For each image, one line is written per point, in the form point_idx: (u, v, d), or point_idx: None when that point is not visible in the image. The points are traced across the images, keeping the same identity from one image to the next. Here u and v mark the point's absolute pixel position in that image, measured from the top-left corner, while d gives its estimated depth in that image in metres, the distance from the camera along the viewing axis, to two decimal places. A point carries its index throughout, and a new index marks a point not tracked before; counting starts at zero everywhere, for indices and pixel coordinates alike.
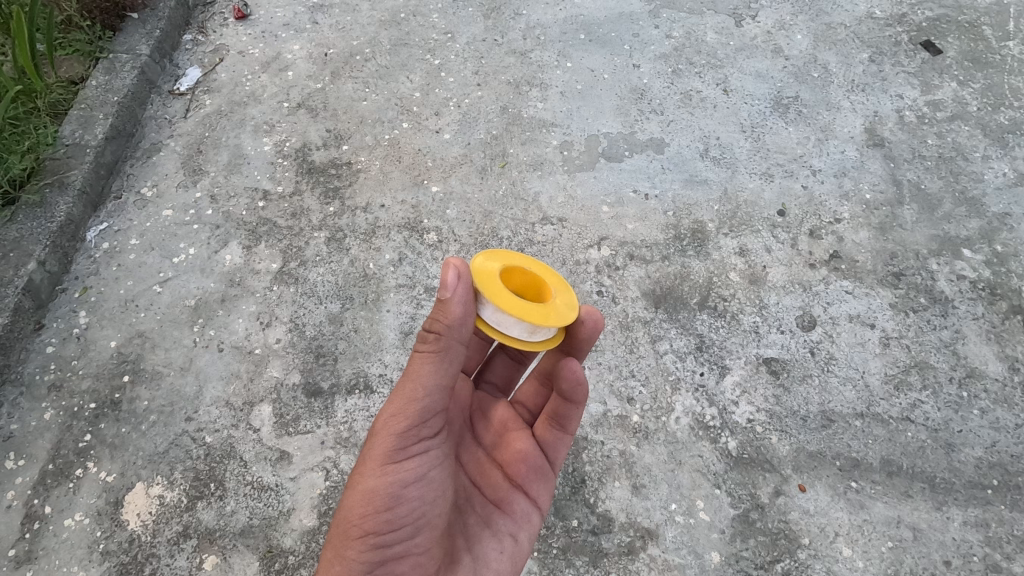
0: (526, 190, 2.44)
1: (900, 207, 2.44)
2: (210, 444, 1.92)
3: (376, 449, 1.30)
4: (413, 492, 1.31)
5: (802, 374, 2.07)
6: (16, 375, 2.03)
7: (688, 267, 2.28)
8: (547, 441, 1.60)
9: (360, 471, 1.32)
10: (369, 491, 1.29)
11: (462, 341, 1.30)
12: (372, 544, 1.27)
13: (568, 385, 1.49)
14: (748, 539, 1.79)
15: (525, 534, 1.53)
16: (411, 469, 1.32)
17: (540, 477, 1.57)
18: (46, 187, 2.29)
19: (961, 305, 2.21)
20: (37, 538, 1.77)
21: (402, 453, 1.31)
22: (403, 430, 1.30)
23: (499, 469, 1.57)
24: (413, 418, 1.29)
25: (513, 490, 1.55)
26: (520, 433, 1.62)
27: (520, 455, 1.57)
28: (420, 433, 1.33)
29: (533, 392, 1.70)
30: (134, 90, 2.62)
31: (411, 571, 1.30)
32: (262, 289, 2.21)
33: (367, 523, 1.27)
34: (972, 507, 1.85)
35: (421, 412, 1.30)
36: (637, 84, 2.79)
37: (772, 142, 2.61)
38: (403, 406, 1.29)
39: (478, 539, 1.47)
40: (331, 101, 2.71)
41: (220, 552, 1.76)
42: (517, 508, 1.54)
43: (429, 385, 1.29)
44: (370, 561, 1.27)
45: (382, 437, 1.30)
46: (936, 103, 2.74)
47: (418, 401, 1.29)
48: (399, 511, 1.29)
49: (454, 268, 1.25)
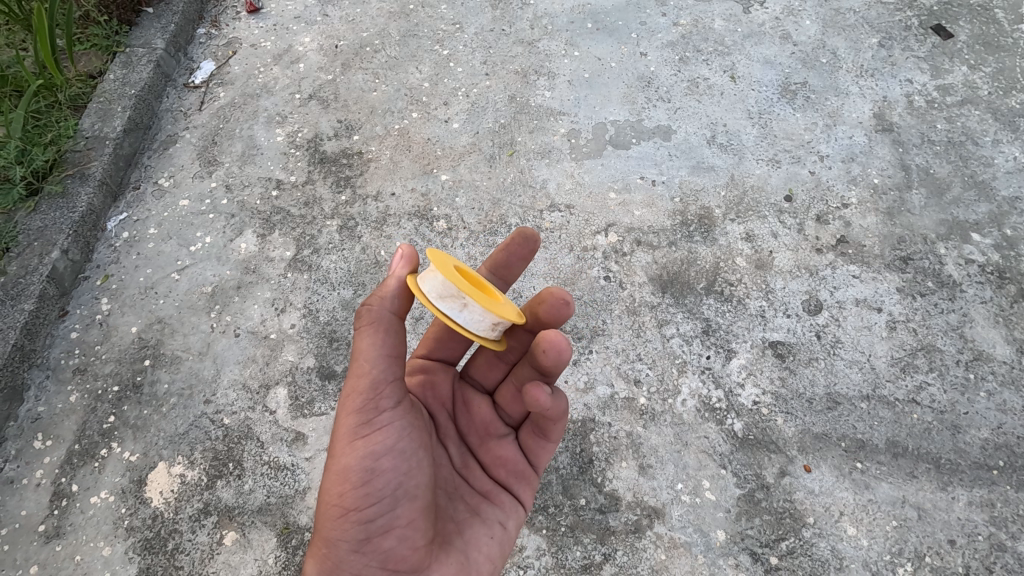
0: (534, 178, 2.48)
1: (908, 191, 2.44)
2: (229, 426, 1.98)
3: (342, 427, 1.33)
4: (386, 463, 1.31)
5: (808, 357, 2.09)
6: (43, 359, 2.10)
7: (695, 252, 2.30)
8: (530, 444, 1.61)
9: (332, 453, 1.34)
10: (342, 469, 1.31)
11: (396, 314, 1.37)
12: (356, 520, 1.29)
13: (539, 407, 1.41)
14: (754, 518, 1.82)
15: (514, 522, 1.56)
16: (379, 441, 1.31)
17: (522, 473, 1.60)
18: (67, 178, 2.36)
19: (969, 288, 2.21)
20: (65, 515, 1.84)
21: (364, 426, 1.32)
22: (360, 404, 1.32)
23: (483, 465, 1.58)
24: (367, 390, 1.32)
25: (497, 484, 1.58)
26: (505, 438, 1.61)
27: (503, 459, 1.59)
28: (382, 405, 1.33)
29: (514, 399, 1.62)
30: (151, 83, 2.68)
31: (399, 545, 1.31)
32: (277, 276, 2.26)
33: (346, 500, 1.29)
34: (977, 487, 1.86)
35: (372, 382, 1.32)
36: (644, 71, 2.80)
37: (780, 129, 2.62)
38: (355, 382, 1.33)
39: (468, 525, 1.48)
40: (341, 92, 2.76)
41: (240, 528, 1.82)
42: (504, 499, 1.57)
43: (375, 356, 1.32)
44: (356, 538, 1.30)
45: (343, 415, 1.33)
46: (946, 88, 2.72)
47: (368, 375, 1.32)
48: (375, 483, 1.29)
49: (400, 254, 1.41)
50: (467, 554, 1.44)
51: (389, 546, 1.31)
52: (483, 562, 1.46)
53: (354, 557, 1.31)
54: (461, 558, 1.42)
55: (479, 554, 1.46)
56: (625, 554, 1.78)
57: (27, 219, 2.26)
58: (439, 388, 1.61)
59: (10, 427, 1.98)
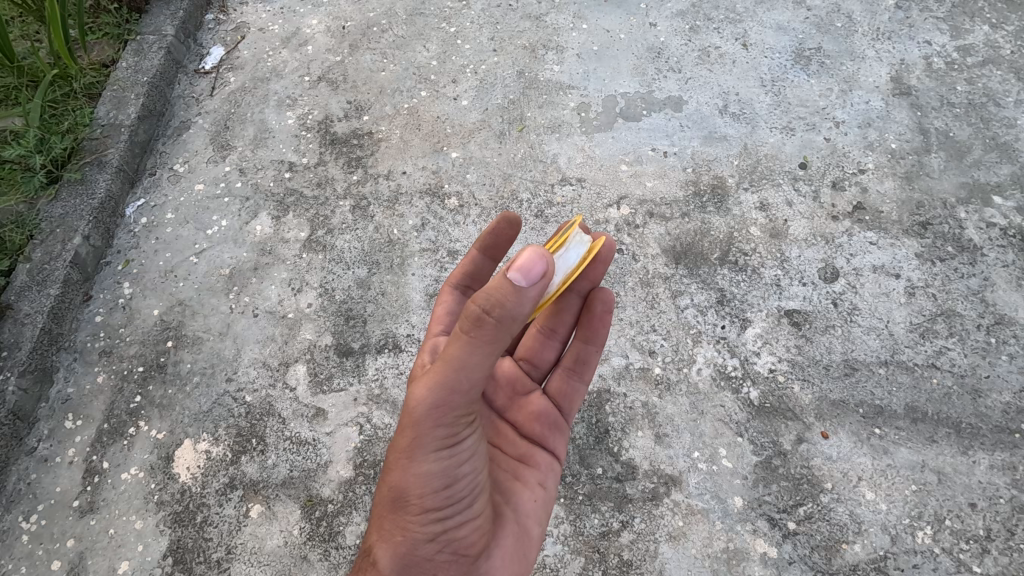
0: (544, 152, 2.47)
1: (927, 154, 2.39)
2: (250, 403, 2.03)
3: (426, 433, 1.24)
4: (465, 468, 1.31)
5: (825, 324, 2.07)
6: (70, 342, 2.16)
7: (709, 223, 2.29)
8: (559, 400, 1.70)
9: (408, 452, 1.26)
10: (425, 473, 1.26)
11: (514, 331, 1.19)
12: (435, 518, 1.27)
13: (600, 308, 1.64)
14: (771, 484, 1.83)
15: (553, 481, 1.61)
16: (461, 450, 1.30)
17: (556, 431, 1.67)
18: (86, 166, 2.40)
19: (990, 252, 2.17)
20: (98, 490, 1.90)
21: (451, 435, 1.27)
22: (449, 418, 1.24)
23: (515, 427, 1.63)
24: (459, 403, 1.24)
25: (533, 445, 1.63)
26: (535, 393, 1.68)
27: (536, 414, 1.66)
28: (467, 414, 1.28)
29: (542, 347, 1.73)
30: (162, 69, 2.71)
31: (470, 533, 1.32)
32: (293, 256, 2.29)
33: (427, 500, 1.26)
34: (999, 451, 1.85)
35: (463, 400, 1.23)
36: (654, 42, 2.76)
37: (794, 96, 2.57)
38: (450, 392, 1.22)
39: (514, 493, 1.51)
40: (350, 73, 2.76)
41: (265, 501, 1.87)
42: (540, 459, 1.61)
43: (476, 373, 1.21)
44: (433, 531, 1.27)
45: (432, 415, 1.23)
46: (967, 49, 2.65)
47: (465, 388, 1.22)
48: (456, 486, 1.29)
49: (535, 252, 1.13)
50: (521, 526, 1.48)
51: (463, 536, 1.31)
52: (533, 527, 1.50)
53: (428, 547, 1.28)
54: (517, 529, 1.46)
55: (529, 520, 1.50)
56: (643, 521, 1.79)
57: (49, 206, 2.31)
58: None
59: (41, 407, 2.04)
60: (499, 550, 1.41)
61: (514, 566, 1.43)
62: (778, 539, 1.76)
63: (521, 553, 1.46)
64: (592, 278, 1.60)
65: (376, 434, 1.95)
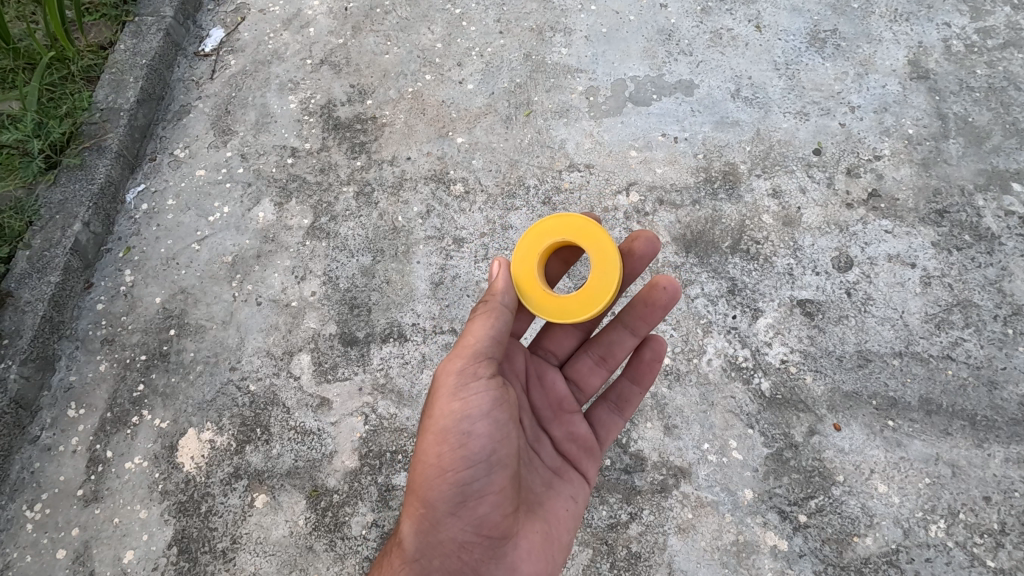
0: (552, 138, 2.41)
1: (944, 140, 2.33)
2: (254, 393, 2.00)
3: (441, 389, 1.35)
4: (480, 429, 1.34)
5: (838, 314, 2.03)
6: (71, 330, 2.13)
7: (720, 210, 2.23)
8: (599, 419, 1.69)
9: (430, 413, 1.37)
10: (442, 432, 1.34)
11: (508, 306, 1.40)
12: (451, 482, 1.33)
13: (649, 355, 1.65)
14: (782, 476, 1.80)
15: (586, 495, 1.60)
16: (478, 408, 1.34)
17: (590, 454, 1.63)
18: (85, 151, 2.36)
19: (1008, 241, 2.12)
20: (102, 479, 1.89)
21: (462, 388, 1.34)
22: (460, 367, 1.34)
23: (555, 439, 1.61)
24: (470, 358, 1.35)
25: (570, 459, 1.61)
26: (577, 413, 1.65)
27: (580, 434, 1.63)
28: (478, 371, 1.36)
29: (589, 371, 1.71)
30: (161, 52, 2.65)
31: (491, 513, 1.37)
32: (296, 244, 2.26)
33: (443, 461, 1.33)
34: (1015, 443, 1.82)
35: (474, 352, 1.35)
36: (665, 24, 2.69)
37: (808, 80, 2.51)
38: (459, 348, 1.37)
39: (548, 497, 1.52)
40: (353, 56, 2.70)
41: (269, 491, 1.86)
42: (578, 475, 1.60)
43: (480, 332, 1.36)
44: (452, 501, 1.34)
45: (443, 376, 1.36)
46: (987, 31, 2.58)
47: (471, 346, 1.36)
48: (472, 446, 1.33)
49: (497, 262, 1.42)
50: (550, 527, 1.48)
51: (483, 513, 1.36)
52: (562, 532, 1.50)
53: (450, 524, 1.36)
54: (544, 529, 1.47)
55: (559, 526, 1.50)
56: (652, 513, 1.77)
57: (48, 192, 2.27)
58: (516, 360, 1.61)
59: (44, 395, 2.02)
60: (526, 541, 1.44)
61: (541, 565, 1.45)
62: (788, 532, 1.74)
63: (548, 553, 1.46)
64: (650, 322, 1.62)
65: (381, 424, 1.93)
